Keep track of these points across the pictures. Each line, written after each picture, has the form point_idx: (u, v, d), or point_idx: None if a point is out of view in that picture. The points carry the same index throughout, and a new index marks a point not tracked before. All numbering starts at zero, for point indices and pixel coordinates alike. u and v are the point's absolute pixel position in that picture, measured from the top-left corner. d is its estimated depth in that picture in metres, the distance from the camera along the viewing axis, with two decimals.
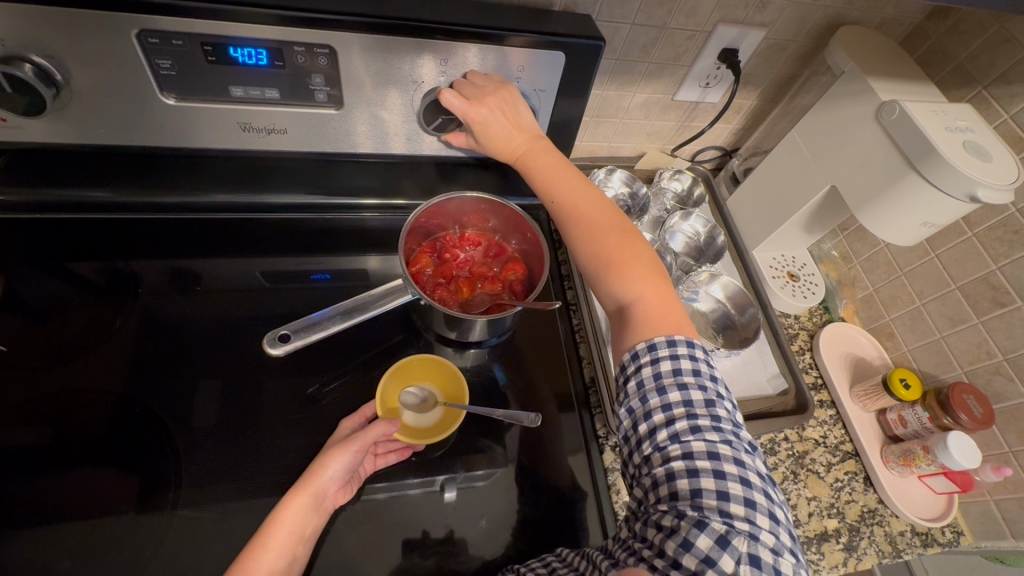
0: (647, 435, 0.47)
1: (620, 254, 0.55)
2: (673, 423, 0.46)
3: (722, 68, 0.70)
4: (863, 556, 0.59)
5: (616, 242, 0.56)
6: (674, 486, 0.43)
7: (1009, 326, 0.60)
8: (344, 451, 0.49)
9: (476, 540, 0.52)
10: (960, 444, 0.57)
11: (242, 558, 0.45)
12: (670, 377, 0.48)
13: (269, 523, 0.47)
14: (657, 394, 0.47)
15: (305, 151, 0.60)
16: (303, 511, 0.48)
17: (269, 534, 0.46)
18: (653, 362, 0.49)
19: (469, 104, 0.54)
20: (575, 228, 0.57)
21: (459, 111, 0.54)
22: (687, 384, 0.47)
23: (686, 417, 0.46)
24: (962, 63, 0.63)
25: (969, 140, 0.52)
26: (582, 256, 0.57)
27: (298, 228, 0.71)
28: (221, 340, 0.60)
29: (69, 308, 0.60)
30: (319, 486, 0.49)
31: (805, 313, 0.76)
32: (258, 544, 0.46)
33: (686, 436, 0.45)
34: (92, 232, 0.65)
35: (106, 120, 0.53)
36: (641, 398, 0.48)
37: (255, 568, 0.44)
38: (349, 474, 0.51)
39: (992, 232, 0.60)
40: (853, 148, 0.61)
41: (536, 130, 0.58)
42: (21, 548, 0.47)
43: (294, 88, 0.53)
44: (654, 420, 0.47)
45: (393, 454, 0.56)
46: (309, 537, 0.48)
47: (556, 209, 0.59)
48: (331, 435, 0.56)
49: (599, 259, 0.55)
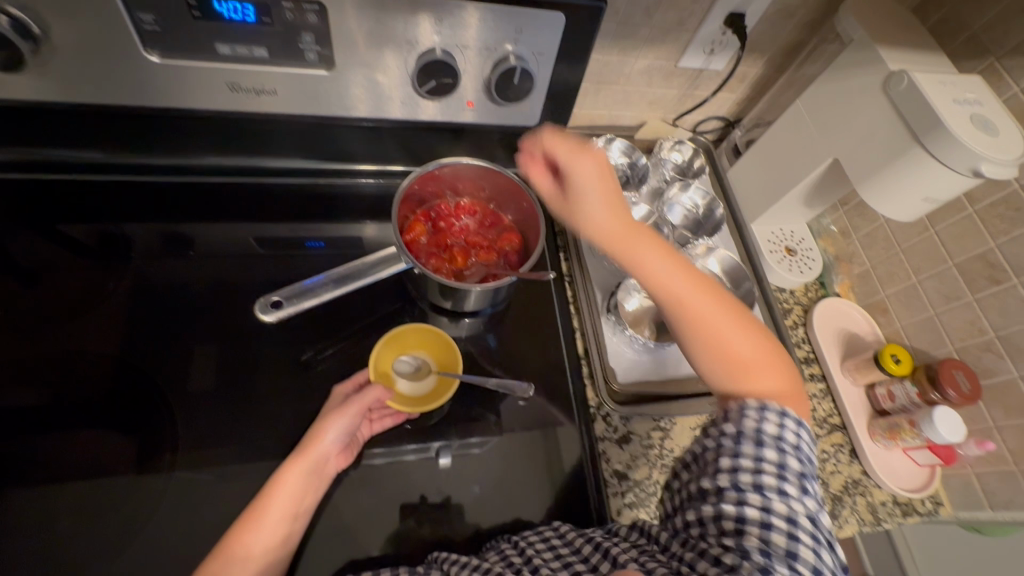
0: (727, 472, 0.45)
1: (747, 352, 0.51)
2: (761, 474, 0.43)
3: (728, 33, 0.68)
4: (843, 523, 0.61)
5: (741, 343, 0.51)
6: (742, 528, 0.42)
7: (1002, 304, 0.60)
8: (344, 415, 0.50)
9: (467, 504, 0.53)
10: (946, 419, 0.58)
11: (245, 520, 0.46)
12: (771, 435, 0.45)
13: (269, 488, 0.47)
14: (754, 444, 0.45)
15: (296, 114, 0.58)
16: (303, 478, 0.48)
17: (269, 499, 0.47)
18: (757, 418, 0.46)
19: (569, 147, 0.56)
20: (691, 331, 0.52)
21: (557, 150, 0.56)
22: (786, 447, 0.45)
23: (775, 478, 0.43)
24: (976, 33, 0.60)
25: (978, 113, 0.51)
26: (703, 359, 0.51)
27: (291, 194, 0.69)
28: (215, 306, 0.60)
29: (60, 271, 0.60)
30: (318, 453, 0.49)
31: (801, 288, 0.76)
32: (258, 508, 0.47)
33: (769, 493, 0.43)
34: (80, 195, 0.64)
35: (89, 78, 0.51)
36: (733, 440, 0.46)
37: (256, 531, 0.45)
38: (349, 437, 0.51)
39: (993, 208, 0.60)
40: (858, 119, 0.59)
41: (648, 228, 0.55)
42: (23, 507, 0.48)
43: (284, 47, 0.51)
44: (740, 463, 0.44)
45: (389, 419, 0.56)
46: (310, 502, 0.49)
47: (668, 306, 0.52)
48: (325, 403, 0.55)
49: (720, 351, 0.51)
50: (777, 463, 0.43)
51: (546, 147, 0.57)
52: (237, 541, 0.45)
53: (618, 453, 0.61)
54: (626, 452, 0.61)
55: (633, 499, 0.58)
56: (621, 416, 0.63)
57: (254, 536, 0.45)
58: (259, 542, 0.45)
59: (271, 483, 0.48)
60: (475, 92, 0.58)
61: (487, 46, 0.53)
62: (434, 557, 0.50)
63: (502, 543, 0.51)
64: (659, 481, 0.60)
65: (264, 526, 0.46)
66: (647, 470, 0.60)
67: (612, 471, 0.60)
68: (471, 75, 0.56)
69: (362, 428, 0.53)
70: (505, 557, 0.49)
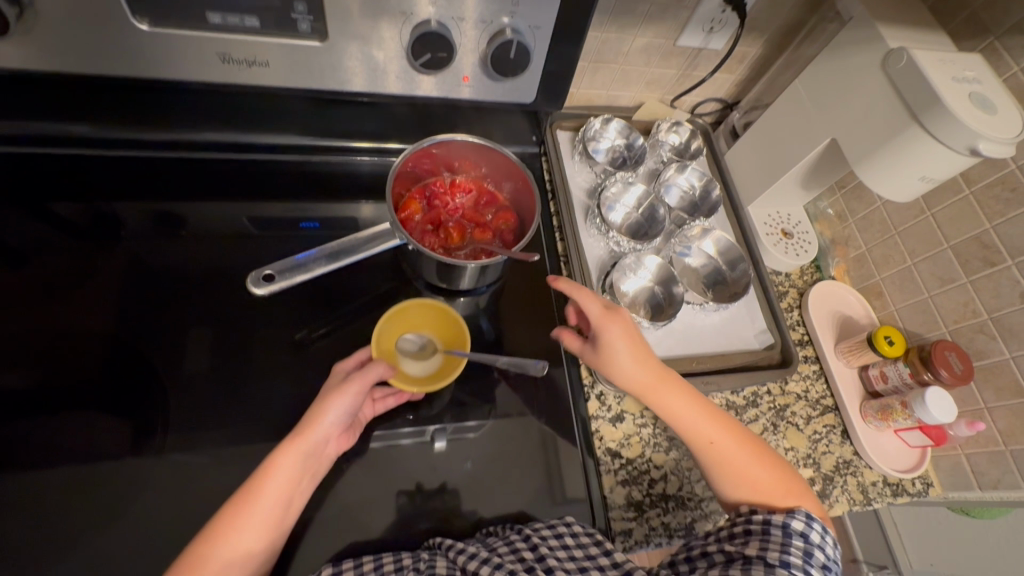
0: (757, 549, 0.48)
1: (766, 480, 0.53)
2: (790, 556, 0.47)
3: (727, 11, 0.67)
4: (834, 503, 0.61)
5: (757, 468, 0.54)
6: None
7: (996, 286, 0.60)
8: (345, 395, 0.49)
9: (460, 481, 0.54)
10: (937, 399, 0.59)
11: (241, 496, 0.46)
12: (799, 530, 0.49)
13: (263, 471, 0.47)
14: (784, 530, 0.49)
15: (289, 88, 0.57)
16: (303, 456, 0.48)
17: (267, 476, 0.46)
18: (789, 517, 0.49)
19: (606, 314, 0.55)
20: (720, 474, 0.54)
21: (595, 316, 0.55)
22: (812, 545, 0.48)
23: (802, 561, 0.47)
24: (976, 12, 0.60)
25: (976, 91, 0.51)
26: (722, 478, 0.54)
27: (285, 171, 0.69)
28: (208, 284, 0.60)
29: (52, 248, 0.59)
30: (313, 439, 0.48)
31: (796, 272, 0.76)
32: (253, 490, 0.46)
33: (795, 572, 0.46)
34: (70, 170, 0.63)
35: (77, 47, 0.50)
36: (766, 521, 0.50)
37: (254, 509, 0.45)
38: (349, 415, 0.51)
39: (989, 190, 0.60)
40: (857, 99, 0.59)
41: (673, 375, 0.56)
42: (17, 483, 0.48)
43: (275, 17, 0.50)
44: (771, 540, 0.48)
45: (392, 398, 0.56)
46: (310, 477, 0.49)
47: (705, 450, 0.54)
48: (328, 379, 0.54)
49: (741, 480, 0.53)
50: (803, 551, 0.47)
51: (581, 295, 0.56)
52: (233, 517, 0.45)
53: (611, 431, 0.61)
54: (620, 431, 0.61)
55: (626, 476, 0.59)
56: (616, 395, 0.63)
57: (253, 513, 0.45)
58: (257, 520, 0.45)
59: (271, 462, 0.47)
60: (470, 67, 0.57)
61: (483, 19, 0.53)
62: (435, 544, 0.50)
63: (509, 532, 0.52)
64: (651, 460, 0.60)
65: (263, 503, 0.46)
66: (641, 448, 0.60)
67: (605, 449, 0.60)
68: (466, 49, 0.55)
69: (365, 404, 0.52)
70: (515, 550, 0.49)
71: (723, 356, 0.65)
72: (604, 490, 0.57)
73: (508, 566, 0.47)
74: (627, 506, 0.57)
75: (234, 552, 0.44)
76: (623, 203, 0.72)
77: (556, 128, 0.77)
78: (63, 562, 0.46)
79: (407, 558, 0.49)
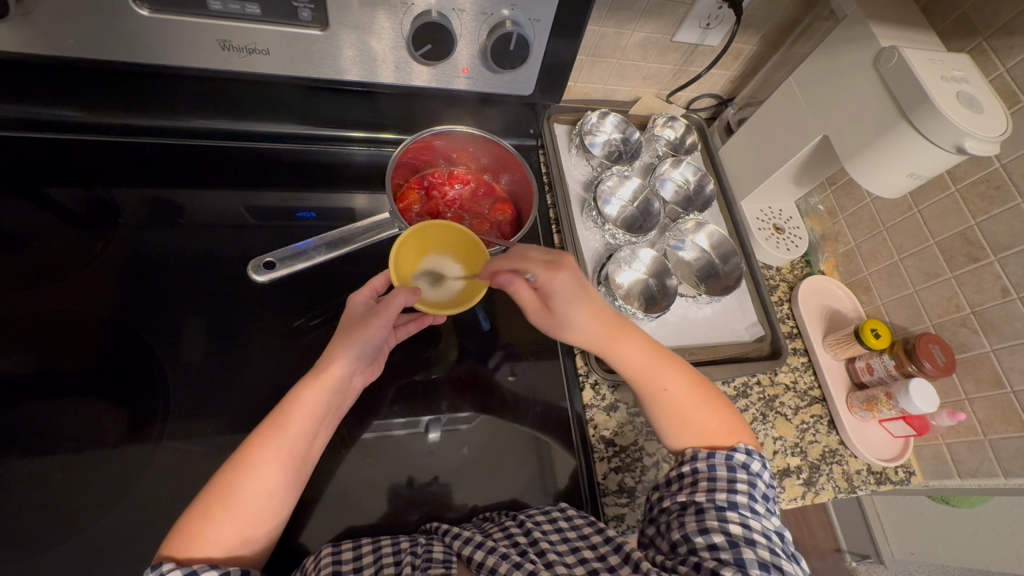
0: (705, 490, 0.50)
1: (713, 425, 0.54)
2: (737, 497, 0.49)
3: (723, 8, 0.68)
4: (820, 490, 0.63)
5: (705, 413, 0.55)
6: (720, 542, 0.46)
7: (979, 281, 0.62)
8: (372, 329, 0.50)
9: (455, 467, 0.55)
10: (920, 390, 0.61)
11: (264, 429, 0.48)
12: (739, 468, 0.51)
13: (247, 448, 0.47)
14: (728, 467, 0.51)
15: (289, 75, 0.57)
16: (327, 392, 0.50)
17: (290, 413, 0.48)
18: (729, 457, 0.51)
19: (547, 272, 0.52)
20: (668, 419, 0.55)
21: (538, 277, 0.52)
22: (753, 481, 0.51)
23: (747, 497, 0.49)
24: (966, 14, 0.61)
25: (964, 91, 0.52)
26: (669, 423, 0.55)
27: (283, 160, 0.69)
28: (208, 272, 0.60)
29: (49, 234, 0.59)
30: (296, 413, 0.48)
31: (787, 266, 0.78)
32: (236, 464, 0.47)
33: (743, 510, 0.48)
34: (65, 156, 0.62)
35: (75, 30, 0.50)
36: (709, 463, 0.51)
37: (278, 444, 0.47)
38: (372, 349, 0.52)
39: (974, 187, 0.61)
40: (848, 97, 0.60)
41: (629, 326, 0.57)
42: (16, 467, 0.48)
43: (275, 5, 0.50)
44: (716, 483, 0.50)
45: (413, 324, 0.60)
46: (331, 413, 0.51)
47: (656, 396, 0.55)
48: (345, 312, 0.55)
49: (689, 426, 0.54)
50: (749, 491, 0.49)
51: (517, 264, 0.53)
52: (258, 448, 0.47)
53: (605, 419, 0.62)
54: (613, 419, 0.62)
55: (619, 464, 0.60)
56: (610, 384, 0.64)
57: (278, 442, 0.47)
58: (281, 453, 0.47)
59: (297, 393, 0.49)
60: (470, 59, 0.58)
61: (484, 10, 0.53)
62: (431, 528, 0.51)
63: (504, 518, 0.53)
64: (644, 447, 0.61)
65: (286, 438, 0.48)
66: (633, 436, 0.62)
67: (599, 437, 0.61)
68: (467, 40, 0.56)
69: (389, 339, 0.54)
70: (510, 535, 0.50)
71: (712, 348, 0.67)
72: (598, 477, 0.58)
73: (502, 550, 0.48)
74: (620, 492, 0.58)
75: (258, 486, 0.46)
76: (618, 196, 0.73)
77: (554, 121, 0.77)
78: (64, 546, 0.46)
79: (405, 542, 0.50)
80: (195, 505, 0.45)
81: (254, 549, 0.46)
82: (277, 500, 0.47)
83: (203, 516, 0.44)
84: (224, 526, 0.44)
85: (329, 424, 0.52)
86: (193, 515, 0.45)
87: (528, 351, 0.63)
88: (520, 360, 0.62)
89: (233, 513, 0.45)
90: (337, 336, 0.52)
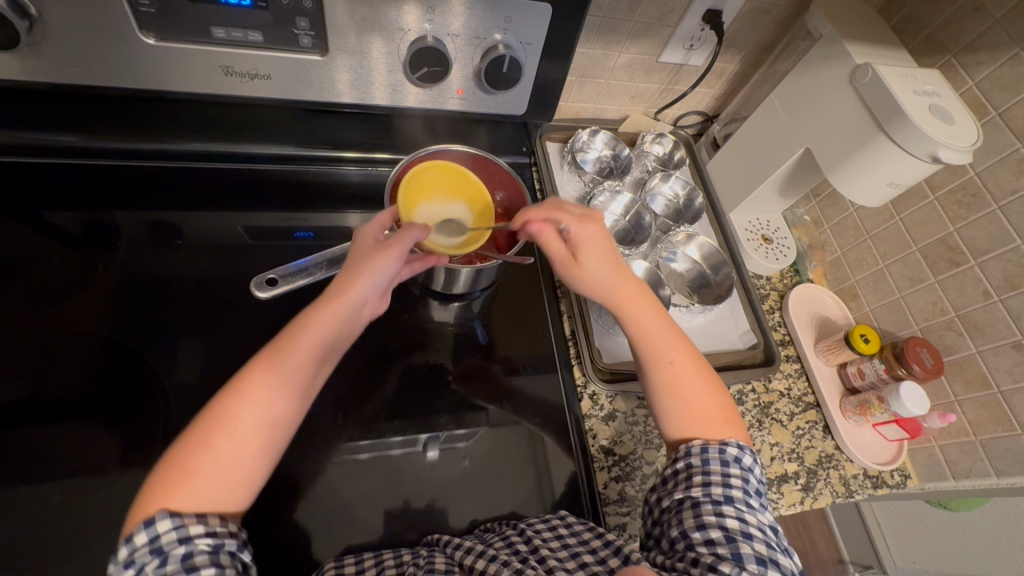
0: (700, 484, 0.50)
1: (710, 410, 0.55)
2: (732, 491, 0.49)
3: (705, 30, 0.72)
4: (818, 495, 0.64)
5: (701, 395, 0.55)
6: (718, 539, 0.47)
7: (962, 285, 0.64)
8: (386, 262, 0.50)
9: (456, 479, 0.55)
10: (911, 393, 0.62)
11: (265, 359, 0.48)
12: (732, 462, 0.51)
13: (249, 376, 0.47)
14: (721, 461, 0.51)
15: (288, 99, 0.59)
16: (334, 321, 0.50)
17: (297, 343, 0.49)
18: (722, 449, 0.52)
19: (579, 223, 0.57)
20: (664, 392, 0.56)
21: (570, 224, 0.57)
22: (746, 474, 0.51)
23: (742, 492, 0.50)
24: (934, 31, 0.65)
25: (936, 103, 0.55)
26: (663, 396, 0.56)
27: (281, 181, 0.70)
28: (208, 292, 0.61)
29: (52, 258, 0.60)
30: (302, 344, 0.49)
31: (777, 275, 0.80)
32: (237, 391, 0.47)
33: (738, 504, 0.49)
34: (65, 180, 0.63)
35: (82, 59, 0.52)
36: (704, 457, 0.51)
37: (286, 369, 0.48)
38: (383, 283, 0.53)
39: (952, 195, 0.64)
40: (827, 110, 0.63)
41: (649, 291, 0.59)
42: (15, 490, 0.48)
43: (277, 33, 0.52)
44: (711, 477, 0.50)
45: (418, 264, 0.57)
46: (335, 344, 0.52)
47: (660, 364, 0.56)
48: (355, 240, 0.55)
49: (684, 404, 0.55)
50: (742, 482, 0.50)
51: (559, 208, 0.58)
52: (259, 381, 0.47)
53: (603, 429, 0.63)
54: (611, 429, 0.63)
55: (619, 473, 0.60)
56: (608, 395, 0.65)
57: (283, 374, 0.48)
58: (288, 384, 0.48)
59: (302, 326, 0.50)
60: (464, 81, 0.60)
61: (477, 35, 0.55)
62: (433, 540, 0.51)
63: (505, 528, 0.53)
64: (643, 456, 0.62)
65: (289, 369, 0.48)
66: (632, 446, 0.62)
67: (598, 447, 0.61)
68: (460, 64, 0.58)
69: (397, 276, 0.55)
70: (510, 543, 0.50)
71: (707, 357, 0.67)
72: (598, 486, 0.59)
73: (502, 558, 0.48)
74: (621, 502, 0.59)
75: (261, 416, 0.46)
76: (610, 210, 0.75)
77: (546, 139, 0.80)
78: (63, 568, 0.46)
79: (407, 554, 0.50)
80: (188, 440, 0.44)
81: (251, 490, 0.45)
82: (277, 431, 0.47)
83: (199, 454, 0.44)
84: (222, 463, 0.44)
85: (331, 356, 0.52)
86: (184, 451, 0.44)
87: (525, 362, 0.64)
88: (518, 373, 0.63)
89: (232, 450, 0.44)
90: (348, 265, 0.52)
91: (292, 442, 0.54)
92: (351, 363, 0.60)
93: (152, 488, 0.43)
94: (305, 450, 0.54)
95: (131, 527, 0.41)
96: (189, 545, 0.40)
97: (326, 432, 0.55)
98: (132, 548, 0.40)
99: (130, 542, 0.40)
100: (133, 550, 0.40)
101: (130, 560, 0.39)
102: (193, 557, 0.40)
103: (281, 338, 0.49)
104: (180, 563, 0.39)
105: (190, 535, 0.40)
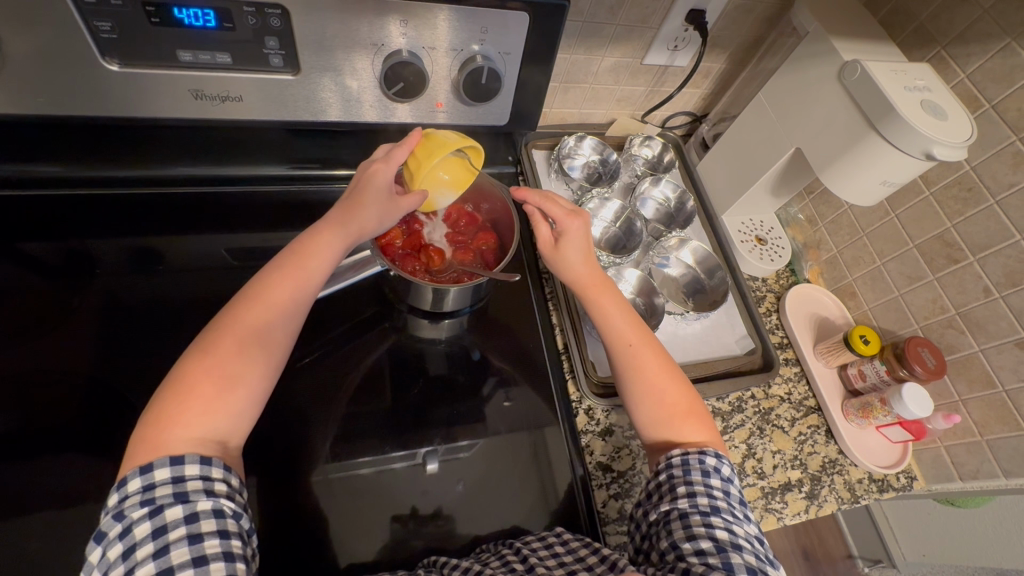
0: (685, 496, 0.48)
1: (675, 402, 0.54)
2: (716, 503, 0.48)
3: (689, 30, 0.70)
4: (824, 503, 0.62)
5: (666, 388, 0.55)
6: (706, 550, 0.45)
7: (961, 282, 0.62)
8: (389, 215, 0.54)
9: (454, 503, 0.53)
10: (913, 394, 0.61)
11: (279, 287, 0.50)
12: (714, 474, 0.50)
13: (263, 292, 0.50)
14: (702, 472, 0.49)
15: (265, 119, 0.57)
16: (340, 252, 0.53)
17: (309, 269, 0.52)
18: (701, 456, 0.50)
19: (567, 214, 0.59)
20: (630, 377, 0.55)
21: (559, 212, 0.58)
22: (727, 484, 0.50)
23: (726, 502, 0.49)
24: (922, 24, 0.63)
25: (927, 99, 0.53)
26: (628, 381, 0.55)
27: (264, 201, 0.68)
28: (185, 318, 0.58)
29: (20, 290, 0.57)
30: (311, 268, 0.52)
31: (772, 276, 0.78)
32: (257, 300, 0.49)
33: (725, 515, 0.48)
34: (37, 210, 0.61)
35: (45, 86, 0.50)
36: (686, 469, 0.50)
37: (300, 293, 0.51)
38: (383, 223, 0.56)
39: (948, 190, 0.62)
40: (817, 108, 0.61)
41: (617, 287, 0.60)
42: None
43: (246, 53, 0.51)
44: (694, 489, 0.49)
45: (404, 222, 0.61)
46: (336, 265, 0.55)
47: (626, 351, 0.56)
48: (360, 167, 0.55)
49: (653, 397, 0.54)
50: (724, 491, 0.49)
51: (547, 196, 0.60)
52: (273, 305, 0.50)
53: (601, 445, 0.61)
54: (609, 444, 0.61)
55: (619, 490, 0.58)
56: (603, 409, 0.63)
57: (298, 301, 0.51)
58: (297, 305, 0.51)
59: (311, 258, 0.52)
60: (444, 93, 0.58)
61: (454, 46, 0.54)
62: (430, 562, 0.50)
63: (501, 548, 0.51)
64: (643, 471, 0.60)
65: (297, 293, 0.51)
66: (630, 461, 0.60)
67: (596, 463, 0.60)
68: (439, 77, 0.56)
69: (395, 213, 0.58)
70: (506, 562, 0.49)
71: (704, 365, 0.66)
72: (597, 505, 0.57)
73: None
74: (621, 519, 0.57)
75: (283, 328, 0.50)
76: (600, 217, 0.74)
77: (532, 147, 0.79)
78: None
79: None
80: (210, 343, 0.46)
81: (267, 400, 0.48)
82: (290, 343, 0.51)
83: (222, 366, 0.45)
84: (239, 386, 0.45)
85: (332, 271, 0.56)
86: (187, 374, 0.45)
87: (520, 376, 0.62)
88: (514, 387, 0.61)
89: (260, 360, 0.47)
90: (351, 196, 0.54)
91: (280, 472, 0.51)
92: (340, 387, 0.58)
93: (176, 390, 0.44)
94: (293, 481, 0.51)
95: (152, 457, 0.41)
96: (215, 502, 0.40)
97: (315, 460, 0.52)
98: (156, 483, 0.40)
99: (154, 472, 0.40)
100: (155, 487, 0.40)
101: (153, 497, 0.39)
102: (220, 517, 0.40)
103: (290, 263, 0.52)
104: (208, 520, 0.40)
105: (215, 492, 0.41)
